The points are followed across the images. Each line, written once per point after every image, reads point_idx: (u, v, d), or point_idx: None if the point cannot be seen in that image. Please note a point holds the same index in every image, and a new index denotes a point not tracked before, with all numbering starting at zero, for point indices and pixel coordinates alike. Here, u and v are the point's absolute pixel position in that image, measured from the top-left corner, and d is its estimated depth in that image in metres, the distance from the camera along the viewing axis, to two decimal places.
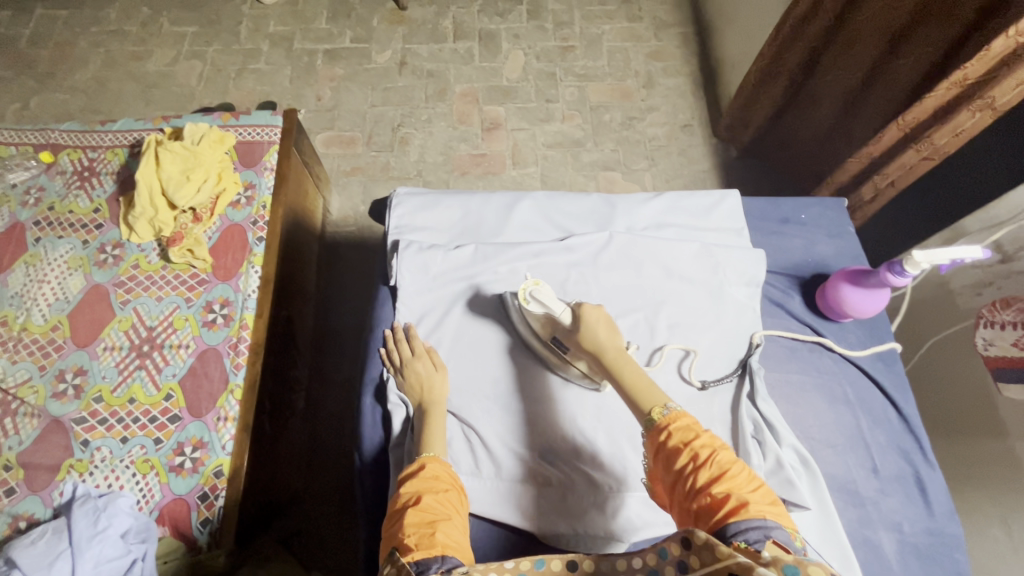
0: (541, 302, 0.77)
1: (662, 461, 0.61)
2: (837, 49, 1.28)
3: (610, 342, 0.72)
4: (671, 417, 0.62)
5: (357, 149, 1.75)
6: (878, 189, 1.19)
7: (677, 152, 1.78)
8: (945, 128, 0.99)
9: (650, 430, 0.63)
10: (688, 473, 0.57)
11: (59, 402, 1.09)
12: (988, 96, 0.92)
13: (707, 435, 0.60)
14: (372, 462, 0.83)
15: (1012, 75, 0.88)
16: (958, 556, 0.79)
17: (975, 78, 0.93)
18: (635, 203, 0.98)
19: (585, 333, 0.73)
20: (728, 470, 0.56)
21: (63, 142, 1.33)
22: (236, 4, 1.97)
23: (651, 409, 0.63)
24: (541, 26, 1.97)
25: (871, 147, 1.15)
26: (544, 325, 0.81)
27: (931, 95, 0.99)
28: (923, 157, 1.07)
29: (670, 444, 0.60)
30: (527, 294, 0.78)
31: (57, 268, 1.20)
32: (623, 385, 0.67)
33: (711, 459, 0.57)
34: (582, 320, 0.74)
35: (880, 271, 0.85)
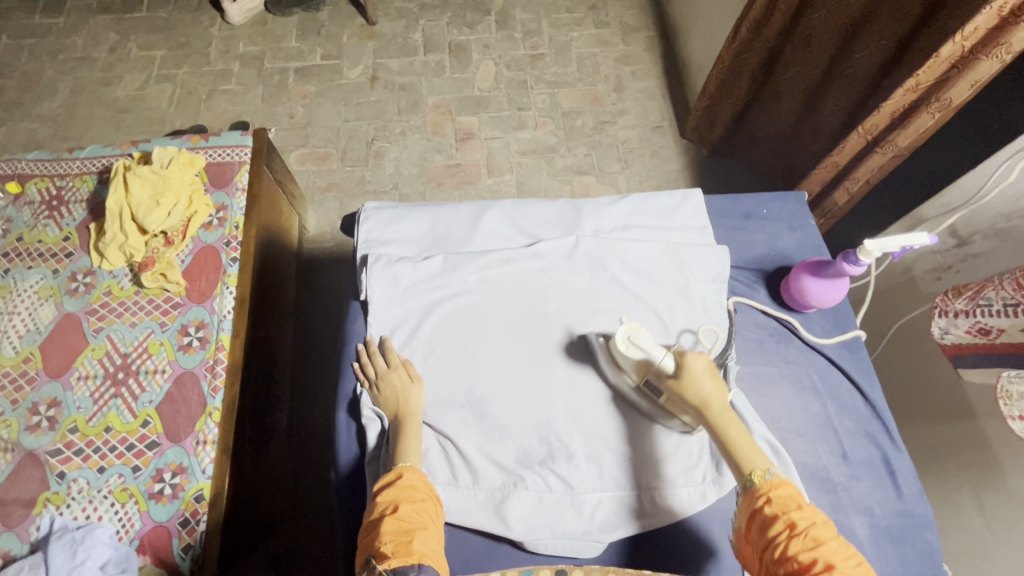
0: (640, 346, 0.77)
1: (755, 525, 0.64)
2: (796, 47, 1.32)
3: (716, 390, 0.72)
4: (771, 484, 0.65)
5: (332, 165, 1.76)
6: (851, 194, 1.20)
7: (649, 153, 1.80)
8: (907, 130, 1.01)
9: (748, 491, 0.67)
10: (778, 540, 0.61)
11: (33, 435, 1.07)
12: (944, 97, 0.94)
13: (807, 508, 0.63)
14: (349, 478, 0.83)
15: (964, 78, 0.90)
16: (927, 535, 0.81)
17: (929, 82, 0.94)
18: (600, 206, 0.99)
19: (688, 381, 0.72)
20: (824, 544, 0.59)
21: (30, 172, 1.32)
22: (204, 26, 1.97)
23: (752, 471, 0.67)
24: (510, 36, 2.00)
25: (837, 156, 1.17)
26: (637, 370, 0.79)
27: (890, 100, 1.00)
28: (888, 158, 1.08)
29: (765, 510, 0.64)
30: (626, 340, 0.78)
31: (27, 299, 1.19)
32: (727, 442, 0.69)
33: (806, 530, 0.61)
34: (685, 368, 0.73)
35: (837, 261, 0.88)
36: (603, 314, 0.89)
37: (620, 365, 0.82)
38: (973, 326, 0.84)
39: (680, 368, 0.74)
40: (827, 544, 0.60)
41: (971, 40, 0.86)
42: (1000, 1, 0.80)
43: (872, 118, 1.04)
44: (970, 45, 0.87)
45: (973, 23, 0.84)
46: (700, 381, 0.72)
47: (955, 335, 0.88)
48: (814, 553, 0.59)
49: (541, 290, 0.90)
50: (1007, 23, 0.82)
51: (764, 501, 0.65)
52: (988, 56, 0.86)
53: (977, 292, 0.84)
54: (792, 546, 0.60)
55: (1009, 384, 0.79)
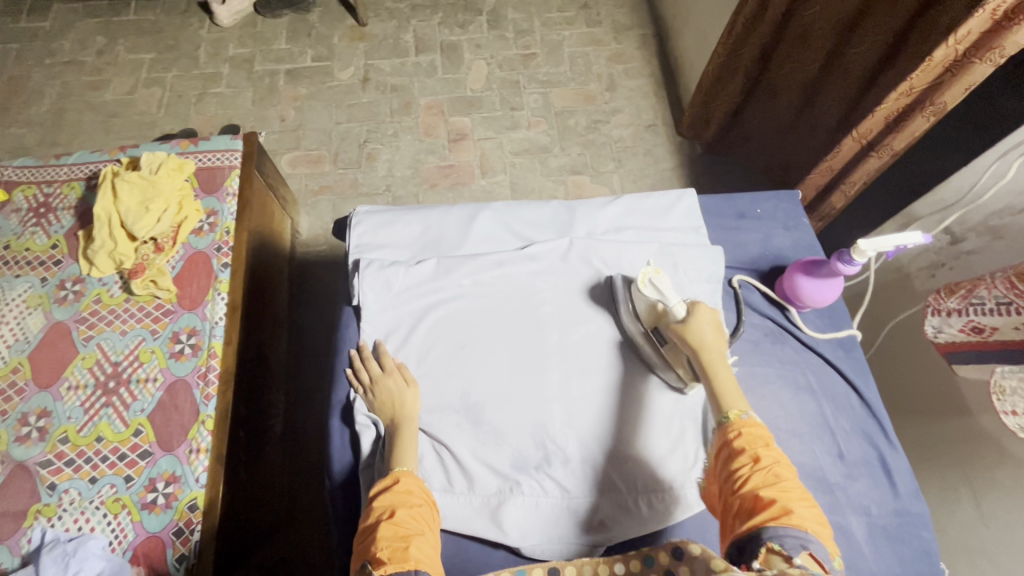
0: (657, 289, 0.79)
1: (721, 458, 0.64)
2: (792, 44, 1.32)
3: (716, 339, 0.74)
4: (745, 422, 0.65)
5: (324, 168, 1.74)
6: (848, 197, 1.19)
7: (642, 152, 1.80)
8: (902, 134, 1.00)
9: (721, 425, 0.66)
10: (740, 473, 0.61)
11: (23, 446, 1.06)
12: (938, 102, 0.93)
13: (775, 449, 0.62)
14: (343, 485, 0.82)
15: (958, 81, 0.89)
16: (924, 534, 0.81)
17: (923, 86, 0.93)
18: (593, 207, 0.99)
19: (693, 325, 0.74)
20: (785, 482, 0.58)
21: (17, 179, 1.30)
22: (193, 28, 1.95)
23: (730, 408, 0.67)
24: (502, 35, 1.99)
25: (830, 161, 1.15)
26: (647, 314, 0.82)
27: (884, 104, 0.99)
28: (883, 161, 1.07)
29: (733, 443, 0.63)
30: (646, 279, 0.81)
31: (15, 308, 1.17)
32: (715, 382, 0.69)
33: (770, 466, 0.60)
34: (694, 314, 0.76)
35: (831, 261, 0.88)
36: (597, 315, 0.88)
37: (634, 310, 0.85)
38: (966, 325, 0.85)
39: (691, 314, 0.76)
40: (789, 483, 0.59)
41: (965, 42, 0.85)
42: (992, 5, 0.79)
43: (866, 122, 1.02)
44: (964, 48, 0.86)
45: (967, 26, 0.83)
46: (705, 328, 0.74)
47: (948, 333, 0.88)
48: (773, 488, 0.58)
49: (536, 290, 0.90)
50: (1001, 26, 0.81)
51: (734, 435, 0.64)
52: (982, 59, 0.85)
53: (970, 291, 0.84)
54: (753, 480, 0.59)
55: (1002, 379, 0.79)
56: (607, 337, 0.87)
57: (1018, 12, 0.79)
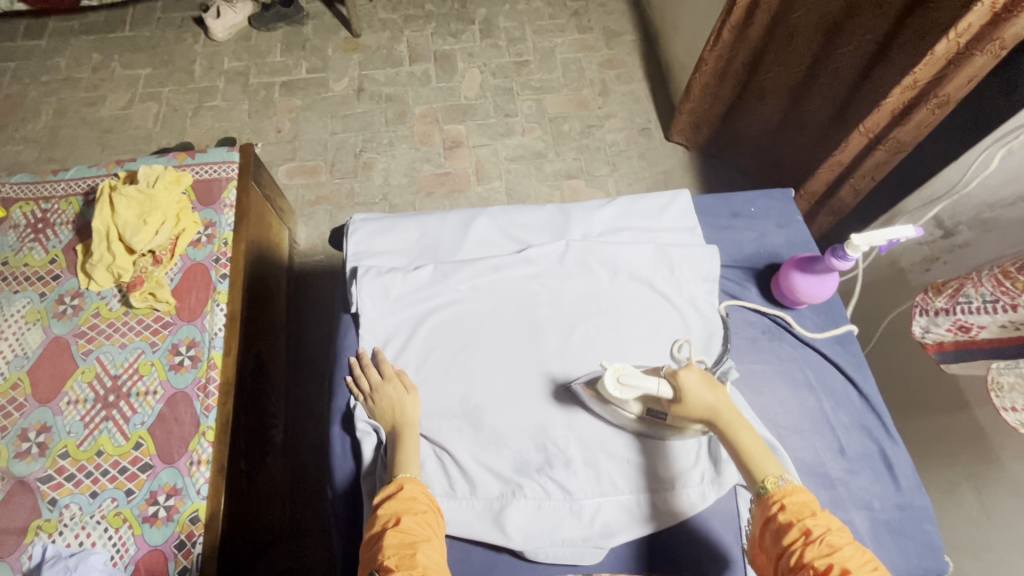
0: (631, 386, 0.72)
1: (767, 532, 0.63)
2: (779, 46, 1.34)
3: (717, 397, 0.72)
4: (784, 491, 0.64)
5: (320, 178, 1.75)
6: (857, 190, 1.18)
7: (637, 155, 1.81)
8: (909, 126, 1.00)
9: (761, 499, 0.66)
10: (792, 548, 0.60)
11: (23, 462, 1.05)
12: (942, 94, 0.94)
13: (821, 515, 0.62)
14: (345, 493, 0.82)
15: (961, 74, 0.90)
16: (926, 526, 0.81)
17: (926, 79, 0.94)
18: (589, 210, 1.00)
19: (689, 400, 0.71)
20: (840, 549, 0.58)
21: (14, 196, 1.30)
22: (188, 43, 1.96)
23: (764, 478, 0.66)
24: (494, 44, 2.01)
25: (839, 156, 1.15)
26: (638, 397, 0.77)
27: (888, 99, 1.00)
28: (891, 154, 1.07)
29: (779, 517, 0.63)
30: (614, 382, 0.73)
31: (13, 324, 1.17)
32: (739, 450, 0.69)
33: (821, 536, 0.60)
34: (682, 390, 0.71)
35: (825, 256, 0.88)
36: (594, 318, 0.88)
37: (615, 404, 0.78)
38: (953, 325, 0.86)
39: (679, 392, 0.71)
40: (842, 550, 0.58)
41: (965, 36, 0.86)
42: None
43: (872, 117, 1.03)
44: (964, 42, 0.87)
45: (966, 20, 0.84)
46: (701, 394, 0.71)
47: (936, 333, 0.89)
48: (829, 559, 0.58)
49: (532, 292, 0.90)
50: (999, 20, 0.82)
51: (777, 508, 0.64)
52: (982, 52, 0.86)
53: (957, 290, 0.85)
54: (808, 553, 0.59)
55: (1000, 375, 0.80)
56: (604, 339, 0.87)
57: (1014, 6, 0.80)
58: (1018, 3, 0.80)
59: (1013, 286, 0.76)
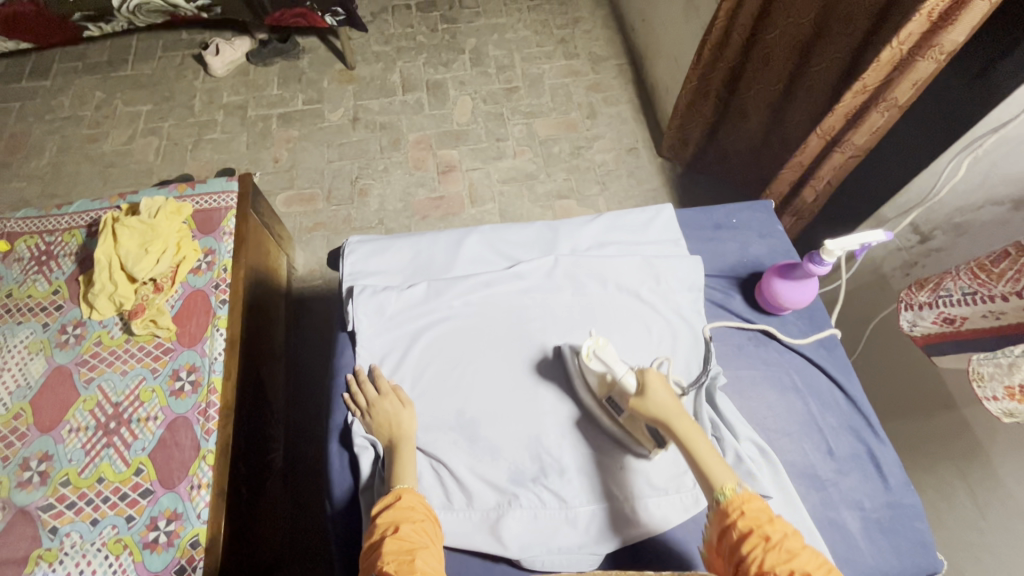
0: (604, 361, 0.80)
1: (728, 540, 0.65)
2: (756, 66, 1.40)
3: (674, 405, 0.74)
4: (742, 498, 0.66)
5: (318, 206, 1.79)
6: (818, 192, 1.24)
7: (625, 174, 1.86)
8: (862, 129, 1.06)
9: (720, 505, 0.67)
10: (752, 554, 0.62)
11: (24, 491, 1.06)
12: (890, 97, 0.99)
13: (778, 521, 0.64)
14: (343, 509, 0.83)
15: (905, 78, 0.95)
16: (918, 525, 0.82)
17: (874, 84, 1.00)
18: (576, 225, 1.03)
19: (649, 397, 0.74)
20: (797, 556, 0.60)
21: (19, 230, 1.34)
22: (188, 80, 2.03)
23: (724, 486, 0.68)
24: (484, 72, 2.08)
25: (800, 157, 1.21)
26: (600, 385, 0.82)
27: (842, 102, 1.06)
28: (847, 156, 1.13)
29: (738, 525, 0.64)
30: (590, 353, 0.82)
31: (17, 354, 1.19)
32: (697, 457, 0.70)
33: (780, 543, 0.62)
34: (647, 386, 0.75)
35: (804, 262, 0.91)
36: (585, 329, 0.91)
37: (586, 382, 0.85)
38: (938, 317, 0.89)
39: (643, 386, 0.75)
40: (798, 553, 0.61)
41: (907, 43, 0.92)
42: (927, 9, 0.86)
43: (828, 119, 1.10)
44: (906, 48, 0.93)
45: (907, 29, 0.90)
46: (663, 396, 0.74)
47: (923, 326, 0.92)
48: (790, 564, 0.59)
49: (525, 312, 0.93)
50: (937, 27, 0.88)
51: (736, 516, 0.65)
52: (923, 57, 0.92)
53: (937, 283, 0.88)
54: (769, 559, 0.61)
55: (980, 366, 0.80)
56: None
57: (951, 13, 0.86)
58: (953, 11, 0.85)
59: (989, 278, 0.80)
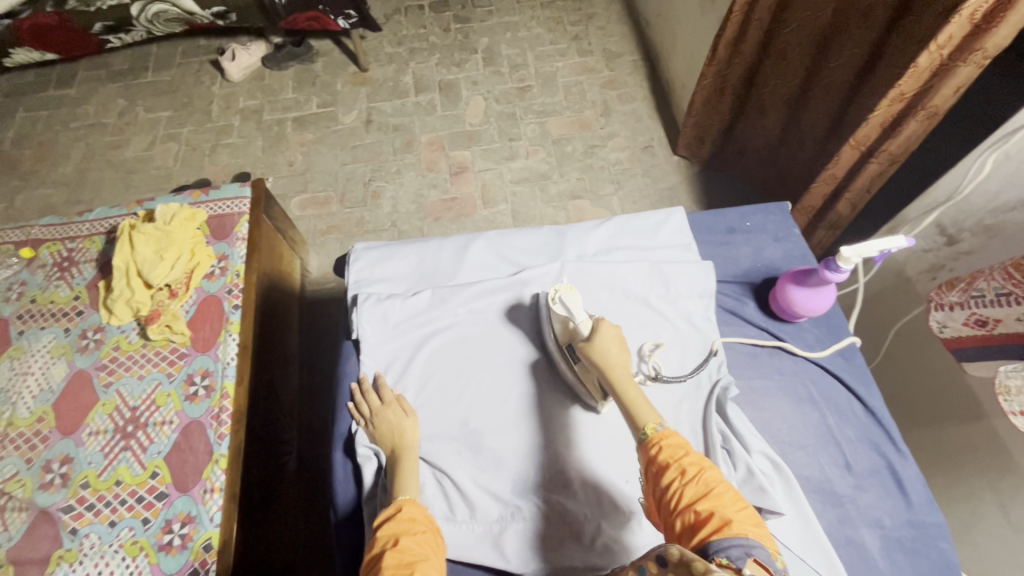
0: (567, 306, 0.82)
1: (651, 478, 0.64)
2: (773, 60, 1.35)
3: (618, 354, 0.75)
4: (662, 434, 0.66)
5: (331, 208, 1.80)
6: (855, 202, 1.20)
7: (640, 173, 1.83)
8: (900, 138, 1.02)
9: (642, 444, 0.67)
10: (673, 489, 0.60)
11: (46, 492, 1.09)
12: (930, 106, 0.95)
13: (697, 454, 0.63)
14: (348, 519, 0.83)
15: (946, 84, 0.91)
16: (943, 545, 0.79)
17: (912, 91, 0.96)
18: (584, 230, 1.01)
19: (597, 342, 0.76)
20: (716, 489, 0.59)
21: (42, 236, 1.37)
22: (206, 85, 2.07)
23: (646, 424, 0.68)
24: (497, 71, 2.07)
25: (834, 169, 1.17)
26: (562, 332, 0.84)
27: (876, 112, 1.02)
28: (884, 165, 1.09)
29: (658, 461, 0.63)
30: (556, 296, 0.84)
31: (40, 358, 1.22)
32: (626, 401, 0.71)
33: (698, 477, 0.60)
34: (598, 331, 0.78)
35: (819, 269, 0.87)
36: None
37: (553, 330, 0.86)
38: (970, 318, 0.85)
39: (595, 330, 0.78)
40: (715, 488, 0.59)
41: (946, 48, 0.88)
42: (968, 11, 0.82)
43: (861, 130, 1.06)
44: (946, 53, 0.88)
45: (945, 32, 0.85)
46: (610, 340, 0.77)
47: (954, 327, 0.88)
48: (706, 499, 0.58)
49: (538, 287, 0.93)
50: (980, 29, 0.83)
51: (657, 451, 0.64)
52: (964, 63, 0.87)
53: (970, 283, 0.85)
54: (686, 493, 0.59)
55: (1008, 379, 0.77)
56: None
57: (993, 15, 0.81)
58: (998, 12, 0.80)
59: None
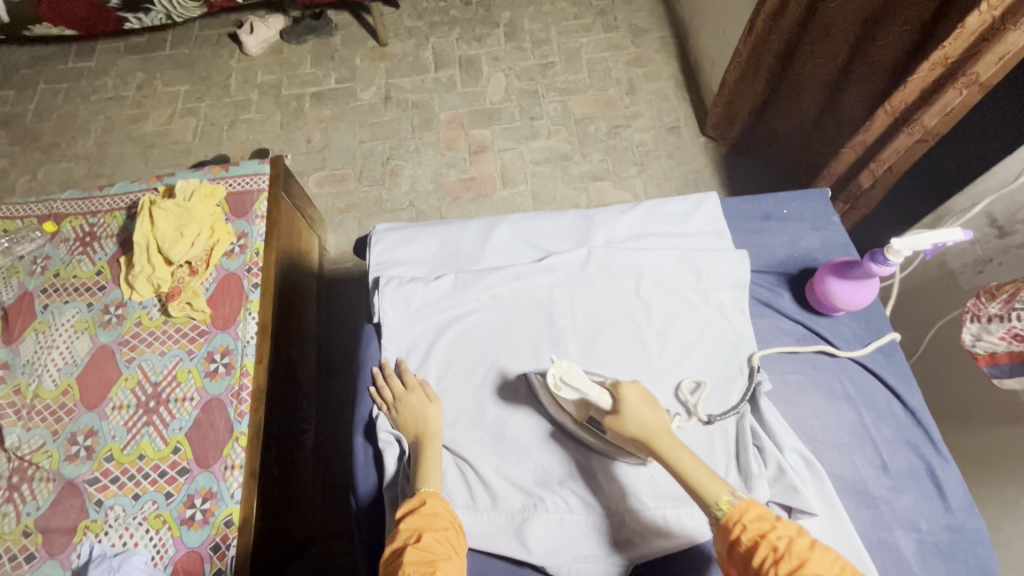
0: (574, 388, 0.69)
1: (736, 557, 0.62)
2: (814, 39, 1.28)
3: (653, 417, 0.70)
4: (739, 509, 0.63)
5: (349, 186, 1.78)
6: (876, 177, 1.14)
7: (666, 155, 1.77)
8: (935, 108, 0.96)
9: (720, 523, 0.64)
10: (766, 568, 0.59)
11: (72, 464, 1.11)
12: (971, 72, 0.90)
13: (780, 524, 0.62)
14: (369, 503, 0.83)
15: (994, 49, 0.86)
16: (981, 551, 0.77)
17: (956, 56, 0.90)
18: (612, 215, 0.98)
19: (626, 413, 0.70)
20: (809, 561, 0.58)
21: (65, 211, 1.37)
22: (224, 58, 2.04)
23: (719, 499, 0.64)
24: (519, 47, 2.00)
25: (864, 135, 1.11)
26: (578, 409, 0.77)
27: (915, 76, 0.96)
28: (915, 139, 1.03)
29: (742, 540, 0.62)
30: (557, 380, 0.70)
31: (64, 333, 1.23)
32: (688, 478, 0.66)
33: (788, 551, 0.59)
34: (622, 399, 0.70)
35: (863, 261, 0.83)
36: (617, 327, 0.86)
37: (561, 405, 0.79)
38: (1008, 332, 0.80)
39: (618, 402, 0.70)
40: (809, 560, 0.58)
41: (999, 9, 0.83)
42: None
43: (897, 94, 1.00)
44: (998, 15, 0.84)
45: None
46: (638, 411, 0.70)
47: (987, 341, 0.84)
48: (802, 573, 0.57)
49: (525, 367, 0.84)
50: None
51: (738, 529, 0.62)
52: (1016, 27, 0.82)
53: (1013, 295, 0.79)
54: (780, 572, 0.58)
55: None
56: (635, 352, 0.84)
57: None
58: None
59: None
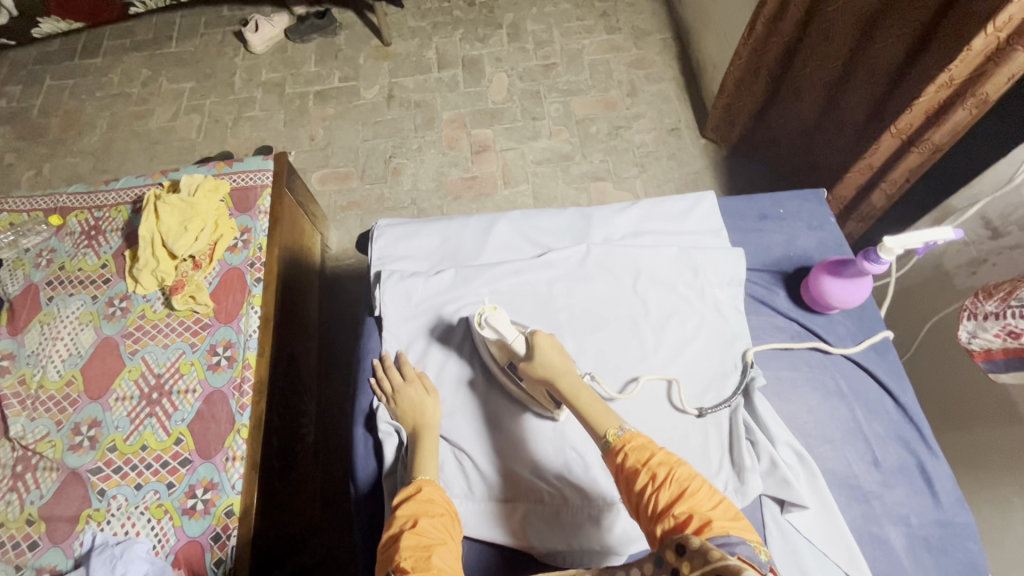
0: (495, 327, 0.79)
1: (623, 485, 0.64)
2: (813, 42, 1.30)
3: (562, 362, 0.75)
4: (624, 439, 0.66)
5: (352, 184, 1.80)
6: (889, 195, 1.15)
7: (666, 156, 1.78)
8: (945, 127, 0.97)
9: (607, 453, 0.67)
10: (647, 495, 0.61)
11: (75, 454, 1.12)
12: (980, 93, 0.90)
13: (662, 453, 0.64)
14: (368, 492, 0.84)
15: (1001, 70, 0.86)
16: (970, 545, 0.78)
17: (963, 77, 0.91)
18: (611, 213, 0.99)
19: (539, 360, 0.74)
20: (690, 488, 0.60)
21: (71, 205, 1.39)
22: (229, 56, 2.06)
23: (606, 430, 0.68)
24: (522, 47, 2.02)
25: (870, 158, 1.13)
26: (500, 351, 0.81)
27: (922, 98, 0.97)
28: (925, 156, 1.04)
29: (627, 467, 0.64)
30: (482, 320, 0.80)
31: (69, 324, 1.24)
32: (579, 408, 0.71)
33: (668, 479, 0.61)
34: (535, 346, 0.75)
35: (857, 260, 0.85)
36: (616, 322, 0.88)
37: (488, 352, 0.84)
38: (1003, 330, 0.81)
39: (530, 347, 0.76)
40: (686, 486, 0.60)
41: (1005, 30, 0.83)
42: None
43: (903, 118, 1.01)
44: (1005, 36, 0.84)
45: (1007, 12, 0.81)
46: (549, 356, 0.75)
47: (984, 339, 0.85)
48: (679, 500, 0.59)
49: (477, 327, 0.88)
50: None
51: (623, 457, 0.65)
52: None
53: (1009, 293, 0.80)
54: (659, 497, 0.60)
55: None
56: (632, 347, 0.86)
57: None
58: None
59: None
